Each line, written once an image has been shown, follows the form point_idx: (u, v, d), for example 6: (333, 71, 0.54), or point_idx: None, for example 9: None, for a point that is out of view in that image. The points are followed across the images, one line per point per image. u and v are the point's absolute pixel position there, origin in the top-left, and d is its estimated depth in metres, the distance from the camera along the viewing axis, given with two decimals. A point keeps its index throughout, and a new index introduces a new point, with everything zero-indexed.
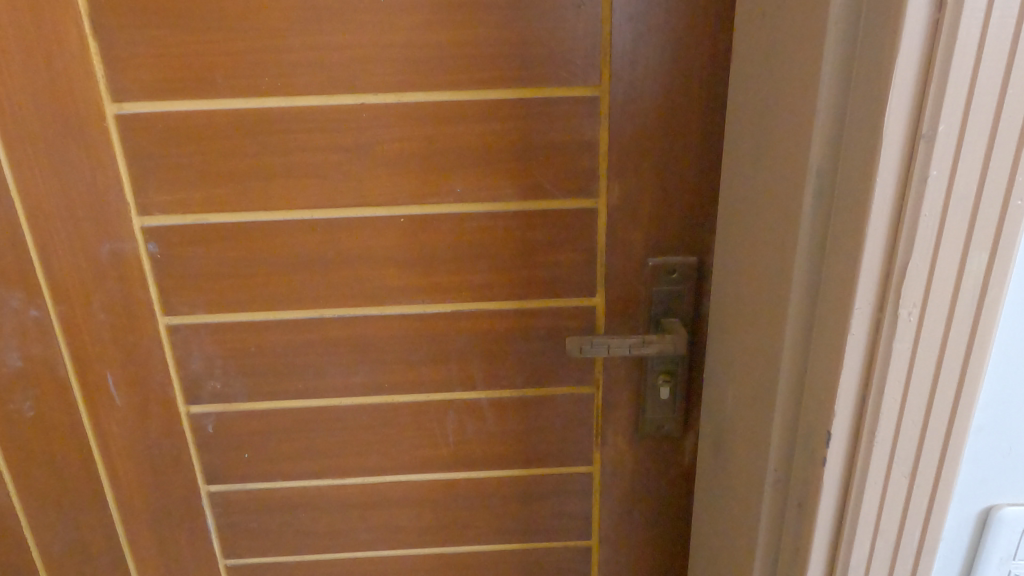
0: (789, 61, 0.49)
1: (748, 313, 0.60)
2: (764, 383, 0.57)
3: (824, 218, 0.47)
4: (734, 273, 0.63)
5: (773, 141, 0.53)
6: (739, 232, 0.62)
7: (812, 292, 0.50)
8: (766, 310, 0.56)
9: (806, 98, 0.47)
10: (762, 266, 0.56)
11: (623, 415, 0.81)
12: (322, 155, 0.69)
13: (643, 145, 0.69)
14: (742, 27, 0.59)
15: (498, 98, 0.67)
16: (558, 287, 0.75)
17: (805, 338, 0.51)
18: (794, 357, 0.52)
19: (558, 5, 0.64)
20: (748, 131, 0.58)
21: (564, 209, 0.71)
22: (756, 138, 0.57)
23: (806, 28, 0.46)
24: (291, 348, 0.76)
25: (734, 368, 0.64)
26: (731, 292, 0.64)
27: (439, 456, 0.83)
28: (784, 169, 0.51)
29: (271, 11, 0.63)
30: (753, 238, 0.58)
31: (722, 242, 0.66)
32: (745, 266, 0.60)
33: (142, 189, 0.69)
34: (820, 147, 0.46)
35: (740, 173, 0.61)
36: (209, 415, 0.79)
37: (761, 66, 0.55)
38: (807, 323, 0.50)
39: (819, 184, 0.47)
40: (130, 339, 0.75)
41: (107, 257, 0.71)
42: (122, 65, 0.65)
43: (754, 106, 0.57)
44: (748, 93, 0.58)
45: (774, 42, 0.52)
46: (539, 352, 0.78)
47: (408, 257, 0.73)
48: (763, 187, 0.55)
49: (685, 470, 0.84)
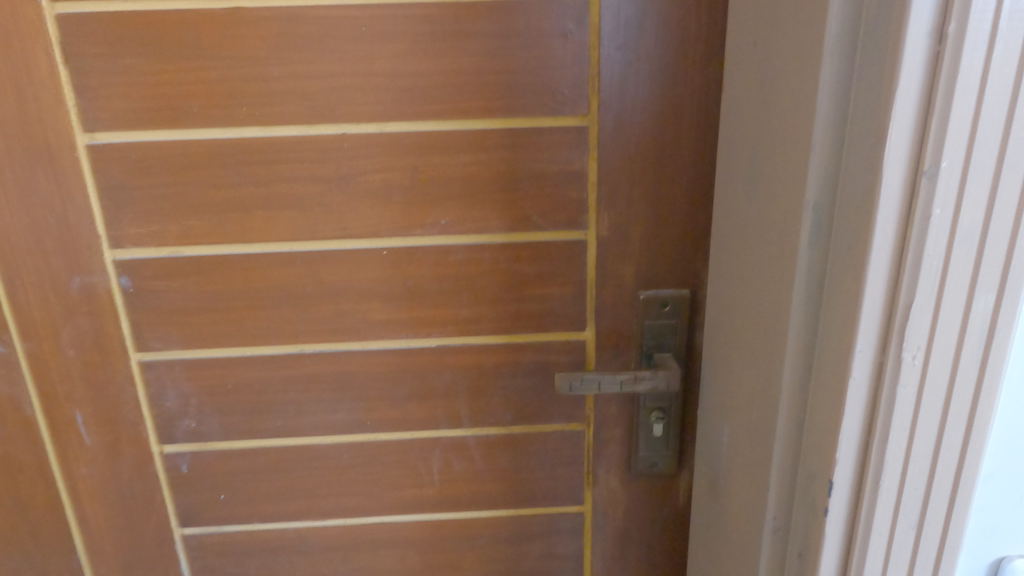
0: (783, 90, 0.47)
1: (742, 352, 0.58)
2: (761, 425, 0.54)
3: (822, 256, 0.45)
4: (727, 312, 0.61)
5: (767, 174, 0.51)
6: (733, 265, 0.59)
7: (810, 333, 0.47)
8: (761, 350, 0.53)
9: (801, 132, 0.45)
10: (757, 304, 0.54)
11: (614, 452, 0.78)
12: (302, 186, 0.66)
13: (633, 177, 0.67)
14: (733, 56, 0.58)
15: (484, 127, 0.65)
16: (547, 321, 0.72)
17: (803, 381, 0.48)
18: (792, 401, 0.49)
19: (545, 34, 0.62)
20: (740, 165, 0.57)
21: (553, 241, 0.69)
22: (748, 171, 0.55)
23: (801, 57, 0.44)
24: (270, 384, 0.74)
25: (729, 409, 0.62)
26: (724, 326, 0.62)
27: (425, 496, 0.80)
28: (780, 204, 0.49)
29: (250, 39, 0.61)
30: (748, 272, 0.56)
31: (714, 277, 0.64)
32: (740, 301, 0.58)
33: (115, 222, 0.67)
34: (816, 181, 0.44)
35: (734, 205, 0.59)
36: (183, 455, 0.76)
37: (753, 98, 0.53)
38: (806, 366, 0.48)
39: (816, 221, 0.44)
40: (101, 376, 0.72)
41: (78, 291, 0.68)
42: (94, 94, 0.62)
43: (746, 137, 0.55)
44: (739, 125, 0.57)
45: (767, 72, 0.50)
46: (527, 389, 0.75)
47: (391, 290, 0.71)
48: (757, 221, 0.53)
49: (679, 510, 0.81)
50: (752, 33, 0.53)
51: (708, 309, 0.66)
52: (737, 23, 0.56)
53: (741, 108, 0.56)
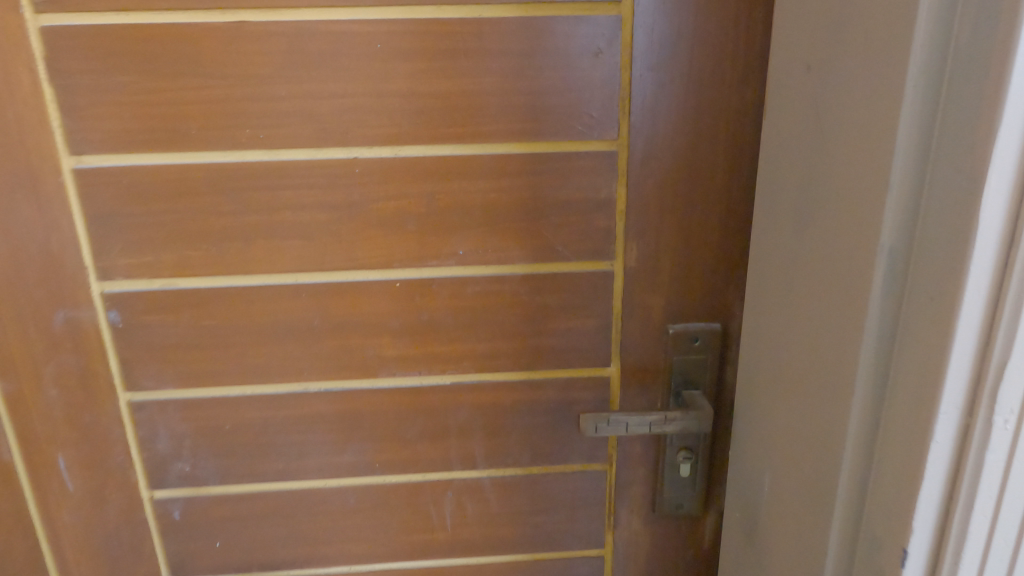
0: (848, 120, 0.43)
1: (790, 396, 0.54)
2: (816, 478, 0.50)
3: (896, 304, 0.41)
4: (769, 351, 0.57)
5: (825, 209, 0.47)
6: (778, 301, 0.55)
7: (879, 386, 0.43)
8: (816, 398, 0.49)
9: (872, 168, 0.40)
10: (811, 348, 0.50)
11: (637, 493, 0.74)
12: (308, 214, 0.62)
13: (663, 204, 0.63)
14: (779, 79, 0.54)
15: (506, 151, 0.61)
16: (569, 356, 0.68)
17: (870, 436, 0.44)
18: (856, 457, 0.45)
19: (573, 53, 0.58)
20: (788, 196, 0.53)
21: (577, 272, 0.65)
22: (798, 203, 0.51)
23: (872, 86, 0.40)
24: (271, 425, 0.68)
25: (771, 455, 0.58)
26: (767, 365, 0.58)
27: (436, 541, 0.75)
28: (843, 244, 0.44)
29: (254, 56, 0.57)
30: (798, 311, 0.52)
31: (753, 312, 0.61)
32: (789, 342, 0.53)
33: (104, 252, 0.61)
34: (893, 221, 0.40)
35: (780, 237, 0.55)
36: (175, 500, 0.71)
37: (805, 127, 0.49)
38: (874, 421, 0.44)
39: (890, 265, 0.40)
40: (87, 418, 0.65)
41: (62, 326, 0.62)
42: (82, 114, 0.57)
43: (795, 167, 0.51)
44: (787, 153, 0.53)
45: (825, 100, 0.46)
46: (547, 428, 0.71)
47: (404, 323, 0.66)
48: (812, 258, 0.49)
49: (705, 551, 0.77)
50: (805, 56, 0.49)
51: (746, 345, 0.62)
52: (786, 45, 0.53)
53: (790, 136, 0.52)
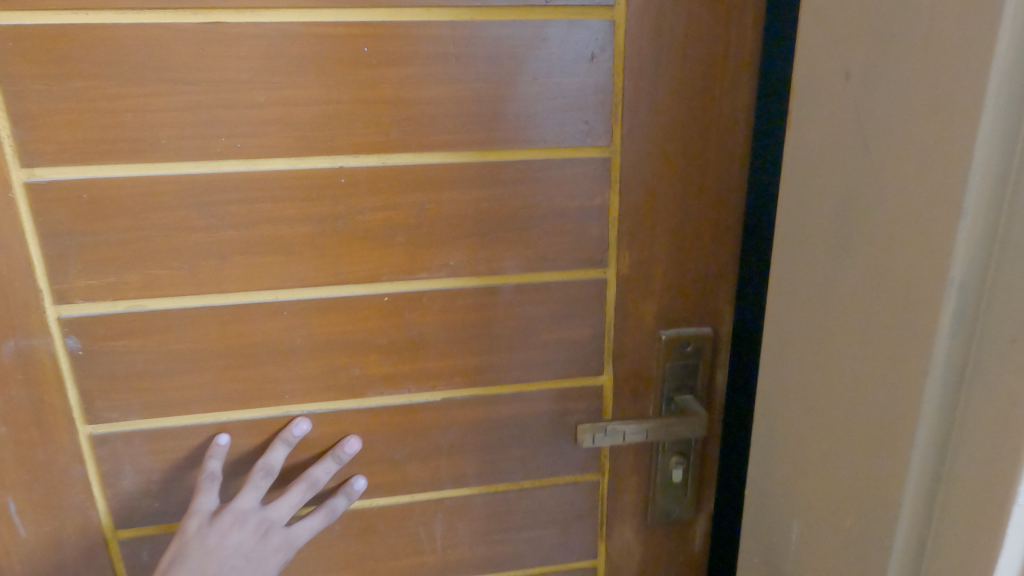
0: (904, 142, 0.38)
1: (824, 440, 0.49)
2: (862, 535, 0.45)
3: (964, 349, 0.36)
4: (795, 391, 0.52)
5: (873, 235, 0.42)
6: (807, 335, 0.50)
7: (942, 436, 0.38)
8: (861, 446, 0.44)
9: (940, 192, 0.35)
10: (852, 390, 0.45)
11: (629, 501, 0.73)
12: (291, 228, 0.58)
13: (656, 211, 0.62)
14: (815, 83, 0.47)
15: (558, 159, 0.60)
16: (562, 366, 0.66)
17: (930, 494, 0.39)
18: (914, 516, 0.40)
19: (566, 58, 0.57)
20: (824, 220, 0.47)
21: (571, 281, 0.63)
22: (839, 227, 0.45)
23: (938, 100, 0.35)
24: (250, 452, 0.64)
25: (802, 499, 0.53)
26: (796, 403, 0.53)
27: (426, 564, 0.72)
28: (898, 279, 0.39)
29: (231, 60, 0.53)
30: (834, 347, 0.46)
31: (780, 346, 0.54)
32: (824, 380, 0.48)
33: (60, 273, 0.56)
34: (965, 253, 0.35)
35: (808, 264, 0.49)
36: (143, 542, 0.65)
37: (844, 143, 0.44)
38: (937, 477, 0.39)
39: (960, 303, 0.35)
40: (41, 455, 0.60)
41: (11, 356, 0.57)
42: (34, 123, 0.52)
43: (832, 187, 0.46)
44: (818, 173, 0.47)
45: (869, 116, 0.42)
46: (540, 440, 0.69)
47: (392, 340, 0.63)
48: (853, 288, 0.44)
49: (694, 556, 0.77)
50: (843, 64, 0.44)
51: (765, 380, 0.57)
52: (821, 44, 0.46)
53: (829, 151, 0.46)
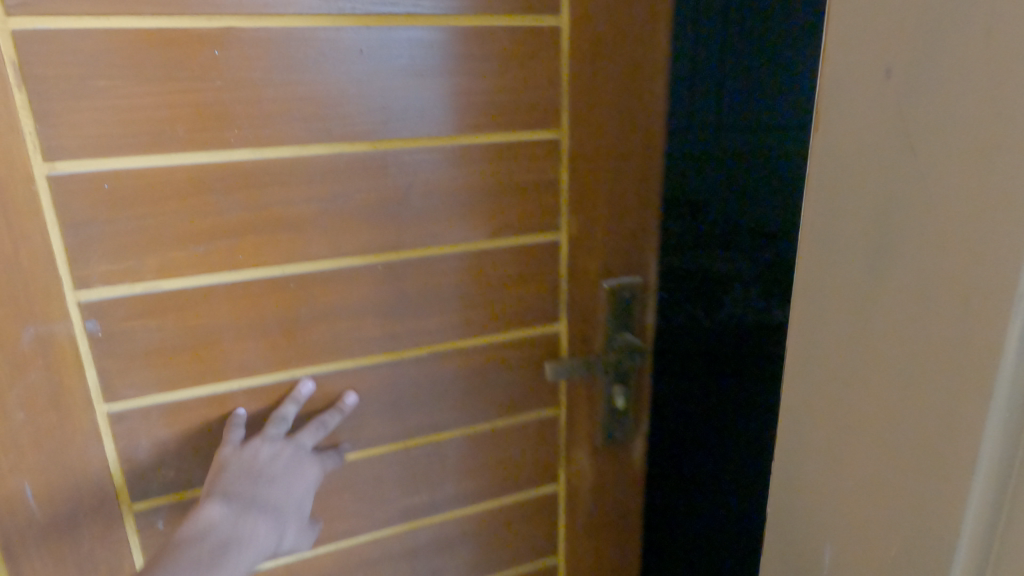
0: (947, 143, 0.29)
1: (871, 536, 0.37)
2: None
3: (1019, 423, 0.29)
4: (814, 467, 0.41)
5: (919, 296, 0.32)
6: (826, 419, 0.39)
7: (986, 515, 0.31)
8: (906, 549, 0.35)
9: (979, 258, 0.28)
10: (895, 478, 0.35)
11: (581, 430, 0.87)
12: (295, 209, 0.66)
13: (595, 180, 0.75)
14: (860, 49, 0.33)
15: (416, 147, 0.68)
16: (525, 318, 0.79)
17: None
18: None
19: (524, 58, 0.69)
20: (858, 254, 0.35)
21: (531, 244, 0.76)
22: (875, 269, 0.34)
23: (1002, 119, 0.27)
24: (260, 416, 0.71)
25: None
26: (806, 506, 0.42)
27: (416, 503, 0.82)
28: (958, 362, 0.30)
29: (242, 60, 0.60)
30: (858, 437, 0.37)
31: (798, 408, 0.41)
32: (840, 475, 0.38)
33: (80, 260, 0.60)
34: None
35: (839, 329, 0.37)
36: (159, 511, 0.70)
37: (885, 157, 0.32)
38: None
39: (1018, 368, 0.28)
40: (59, 438, 0.63)
41: (30, 343, 0.60)
42: (56, 121, 0.56)
43: (861, 216, 0.34)
44: (857, 189, 0.34)
45: (922, 122, 0.30)
46: (510, 384, 0.81)
47: (385, 304, 0.72)
48: (902, 366, 0.33)
49: (636, 473, 0.91)
50: (880, 59, 0.32)
51: (777, 442, 0.43)
52: (855, 32, 0.33)
53: (861, 170, 0.34)
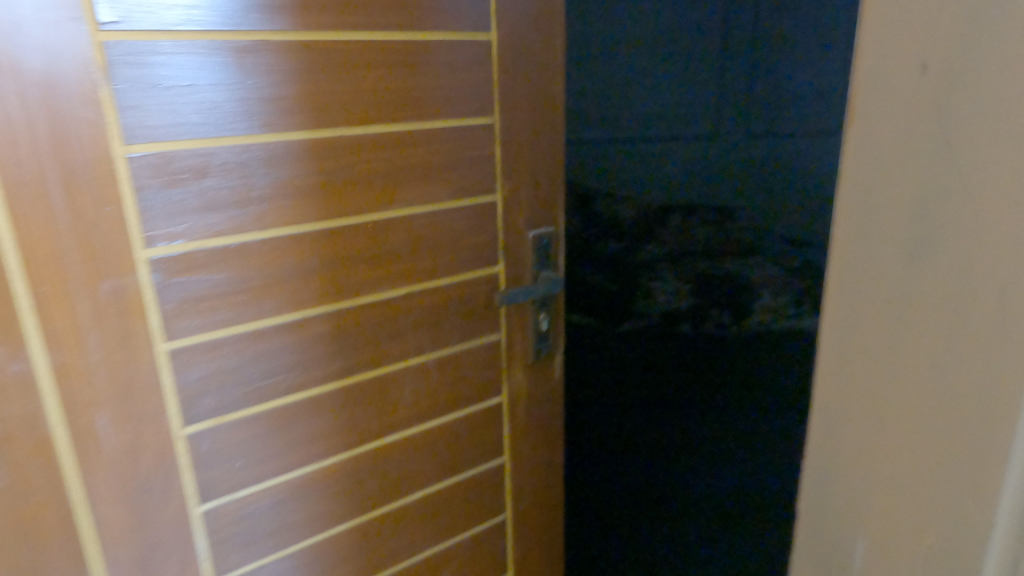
0: (990, 162, 0.33)
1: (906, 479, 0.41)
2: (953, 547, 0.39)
3: None
4: (857, 436, 0.44)
5: (948, 280, 0.36)
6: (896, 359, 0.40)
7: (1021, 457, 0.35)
8: (949, 481, 0.38)
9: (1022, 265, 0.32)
10: (926, 441, 0.39)
11: (518, 350, 1.12)
12: (308, 180, 0.85)
13: (519, 155, 1.03)
14: (887, 66, 0.38)
15: (394, 129, 0.90)
16: (476, 262, 1.03)
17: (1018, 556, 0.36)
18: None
19: (467, 63, 0.94)
20: (895, 237, 0.39)
21: (478, 203, 1.00)
22: (913, 252, 0.38)
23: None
24: (282, 348, 0.89)
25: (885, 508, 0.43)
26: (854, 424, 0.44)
27: (400, 418, 1.02)
28: (978, 336, 0.35)
29: (270, 65, 0.78)
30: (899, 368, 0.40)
31: (841, 379, 0.45)
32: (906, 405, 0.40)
33: (147, 224, 0.75)
34: None
35: (882, 268, 0.40)
36: (204, 433, 0.85)
37: (914, 157, 0.37)
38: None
39: None
40: (127, 374, 0.77)
41: (107, 294, 0.74)
42: (133, 112, 0.71)
43: (903, 212, 0.38)
44: (887, 185, 0.39)
45: (958, 96, 0.34)
46: (467, 315, 1.04)
47: (374, 254, 0.93)
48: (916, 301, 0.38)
49: (555, 381, 1.20)
50: (915, 53, 0.36)
51: (905, 387, 0.40)
52: (884, 37, 0.38)
53: (887, 163, 0.39)
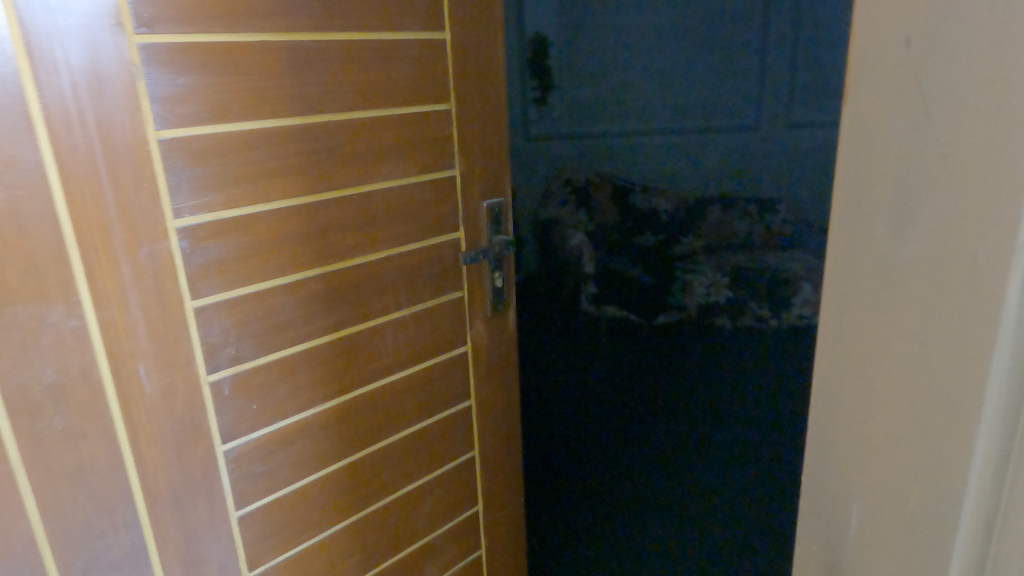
0: (954, 124, 0.35)
1: (888, 416, 0.43)
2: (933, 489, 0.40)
3: None
4: (849, 417, 0.47)
5: (922, 270, 0.38)
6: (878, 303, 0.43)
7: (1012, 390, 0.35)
8: (927, 416, 0.39)
9: (979, 255, 0.35)
10: (908, 426, 0.41)
11: (478, 305, 1.31)
12: (304, 158, 1.00)
13: (472, 136, 1.21)
14: (871, 63, 0.41)
15: (371, 114, 1.06)
16: (441, 227, 1.21)
17: (984, 545, 0.38)
18: (966, 562, 0.39)
19: (428, 57, 1.11)
20: (878, 227, 0.42)
21: (440, 177, 1.18)
22: (894, 239, 0.40)
23: (990, 120, 0.33)
24: (287, 305, 1.02)
25: (871, 446, 0.45)
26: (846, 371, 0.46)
27: (385, 366, 1.18)
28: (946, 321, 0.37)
29: (271, 61, 0.93)
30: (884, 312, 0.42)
31: (839, 363, 0.47)
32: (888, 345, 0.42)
33: (176, 198, 0.88)
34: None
35: (868, 218, 0.43)
36: (225, 379, 0.98)
37: (891, 150, 0.40)
38: (988, 533, 0.38)
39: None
40: (162, 329, 0.90)
41: (145, 258, 0.86)
42: (164, 102, 0.85)
43: (879, 173, 0.41)
44: (870, 174, 0.42)
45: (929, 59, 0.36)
46: (436, 273, 1.22)
47: (358, 221, 1.08)
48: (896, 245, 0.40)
49: (509, 331, 1.39)
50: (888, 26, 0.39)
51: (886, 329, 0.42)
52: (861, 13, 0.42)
53: (873, 156, 0.41)
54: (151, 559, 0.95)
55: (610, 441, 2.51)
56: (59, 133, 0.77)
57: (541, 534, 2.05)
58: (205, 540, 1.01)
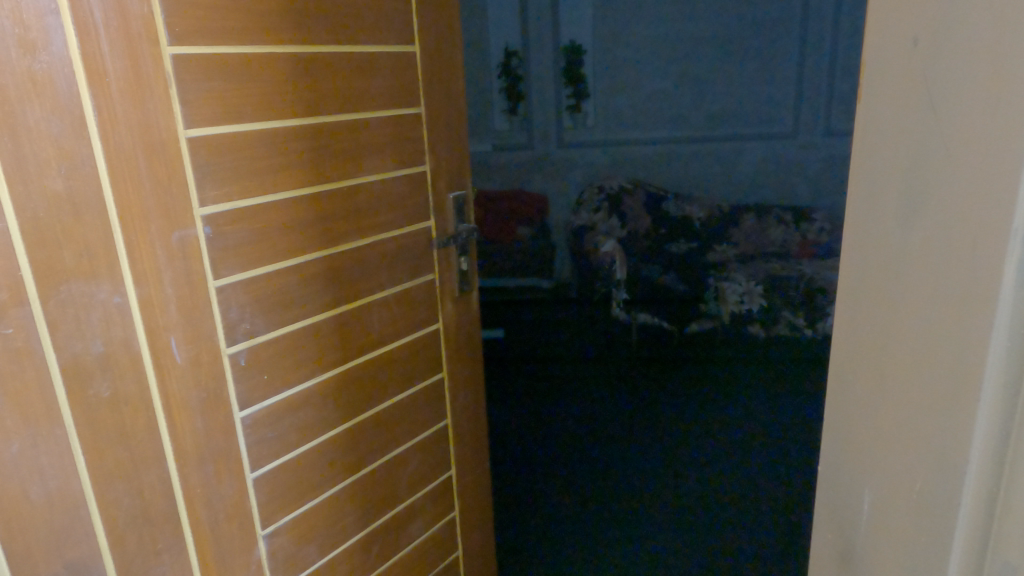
0: (956, 108, 0.40)
1: (904, 370, 0.47)
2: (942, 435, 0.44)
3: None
4: (874, 373, 0.51)
5: (936, 229, 0.43)
6: (896, 267, 0.47)
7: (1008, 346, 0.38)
8: (936, 370, 0.44)
9: (978, 184, 0.39)
10: (921, 378, 0.45)
11: (447, 286, 1.47)
12: (303, 155, 1.13)
13: (439, 135, 1.37)
14: (880, 57, 0.48)
15: (356, 116, 1.21)
16: (416, 216, 1.36)
17: (991, 485, 0.41)
18: (976, 504, 0.42)
19: (402, 65, 1.27)
20: (893, 202, 0.47)
21: (414, 172, 1.34)
22: (910, 202, 0.45)
23: (986, 95, 0.38)
24: (292, 285, 1.15)
25: (891, 400, 0.49)
26: (869, 331, 0.51)
27: (372, 341, 1.32)
28: (952, 271, 0.41)
29: (275, 69, 1.07)
30: (903, 279, 0.46)
31: (860, 322, 0.52)
32: (905, 307, 0.46)
33: (202, 189, 1.00)
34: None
35: (887, 194, 0.48)
36: (241, 352, 1.10)
37: (902, 122, 0.45)
38: (995, 474, 0.40)
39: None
40: (190, 305, 1.01)
41: (177, 242, 0.98)
42: (191, 105, 0.97)
43: (898, 151, 0.46)
44: (878, 158, 0.49)
45: (941, 57, 0.41)
46: (412, 257, 1.37)
47: (347, 210, 1.22)
48: (910, 216, 0.45)
49: (474, 310, 1.56)
50: (909, 31, 0.44)
51: (904, 291, 0.46)
52: (884, 17, 0.47)
53: (887, 138, 0.47)
54: (181, 517, 1.06)
55: (576, 453, 2.72)
56: (108, 132, 0.88)
57: (526, 533, 2.27)
58: (224, 499, 1.12)
